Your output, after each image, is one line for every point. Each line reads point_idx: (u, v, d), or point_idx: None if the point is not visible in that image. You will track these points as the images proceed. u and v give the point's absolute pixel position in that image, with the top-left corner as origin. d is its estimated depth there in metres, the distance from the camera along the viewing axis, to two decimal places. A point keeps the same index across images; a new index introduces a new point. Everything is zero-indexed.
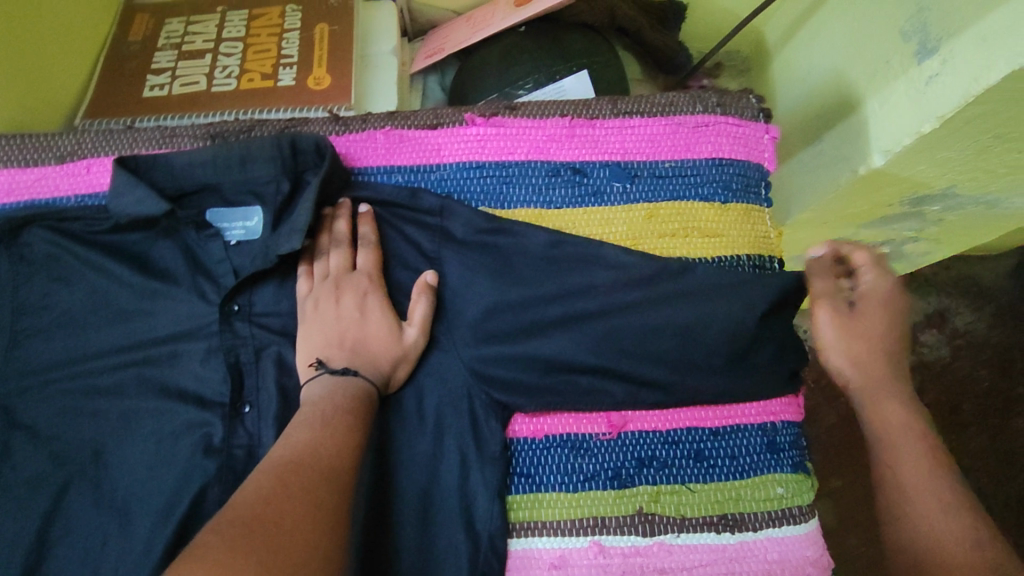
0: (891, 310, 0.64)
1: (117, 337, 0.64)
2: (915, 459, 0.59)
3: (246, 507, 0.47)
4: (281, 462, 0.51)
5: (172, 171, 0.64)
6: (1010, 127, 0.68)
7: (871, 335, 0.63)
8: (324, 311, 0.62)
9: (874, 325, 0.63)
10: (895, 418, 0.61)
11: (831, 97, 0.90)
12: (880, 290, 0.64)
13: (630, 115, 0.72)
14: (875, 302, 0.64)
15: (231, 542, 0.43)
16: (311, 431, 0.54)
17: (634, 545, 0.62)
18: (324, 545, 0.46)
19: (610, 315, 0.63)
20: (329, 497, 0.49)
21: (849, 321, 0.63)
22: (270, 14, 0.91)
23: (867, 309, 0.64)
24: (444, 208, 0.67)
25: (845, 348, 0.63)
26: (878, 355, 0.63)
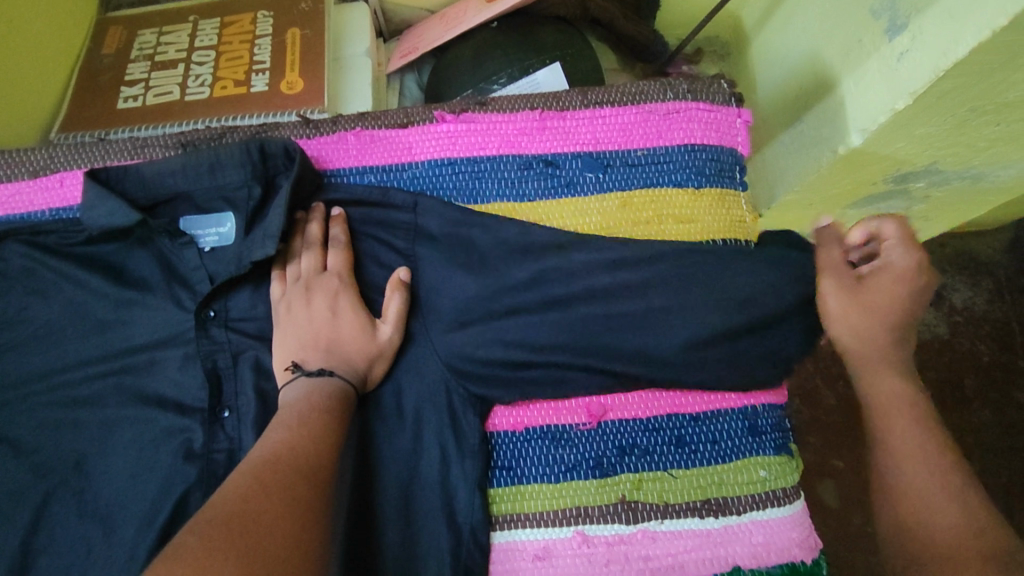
0: (905, 286, 0.59)
1: (96, 347, 0.65)
2: (915, 441, 0.54)
3: (224, 505, 0.46)
4: (259, 460, 0.51)
5: (144, 181, 0.65)
6: (985, 100, 0.68)
7: (876, 309, 0.59)
8: (298, 313, 0.62)
9: (883, 301, 0.58)
10: (890, 391, 0.57)
11: (808, 78, 0.89)
12: (900, 264, 0.59)
13: (601, 105, 0.71)
14: (891, 279, 0.59)
15: (210, 541, 0.43)
16: (288, 431, 0.54)
17: (618, 534, 0.62)
18: (304, 545, 0.46)
19: (583, 303, 0.63)
20: (307, 497, 0.49)
21: (859, 296, 0.59)
22: (241, 21, 0.90)
23: (878, 284, 0.59)
24: (417, 205, 0.68)
25: (846, 322, 0.59)
26: (883, 334, 0.58)
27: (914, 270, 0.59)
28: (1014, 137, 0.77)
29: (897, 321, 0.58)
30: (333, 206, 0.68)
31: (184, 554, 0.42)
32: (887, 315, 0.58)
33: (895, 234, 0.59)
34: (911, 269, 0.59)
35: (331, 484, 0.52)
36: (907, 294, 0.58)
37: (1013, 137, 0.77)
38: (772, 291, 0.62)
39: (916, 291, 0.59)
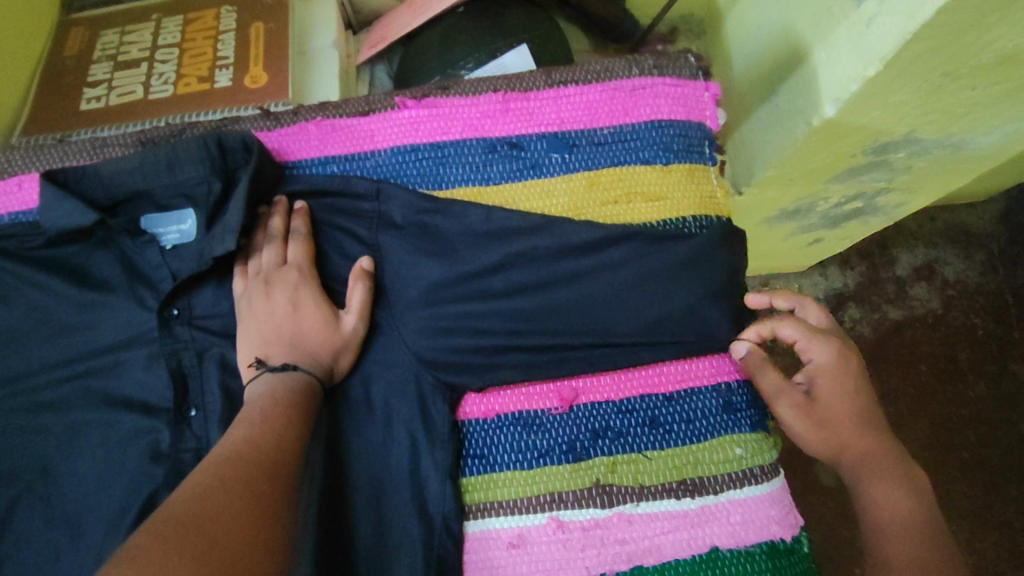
0: (846, 375, 0.61)
1: (61, 350, 0.64)
2: (892, 503, 0.57)
3: (181, 504, 0.44)
4: (219, 457, 0.49)
5: (101, 180, 0.64)
6: (957, 64, 0.66)
7: (838, 415, 0.60)
8: (260, 307, 0.61)
9: (837, 406, 0.60)
10: (883, 490, 0.57)
11: (781, 51, 0.87)
12: (826, 358, 0.61)
13: (565, 84, 0.70)
14: (830, 377, 0.61)
15: (164, 542, 0.41)
16: (249, 427, 0.53)
17: (594, 518, 0.61)
18: (265, 540, 0.44)
19: (548, 287, 0.63)
20: (267, 491, 0.48)
21: (816, 412, 0.60)
22: (205, 17, 0.89)
23: (824, 389, 0.61)
24: (380, 192, 0.66)
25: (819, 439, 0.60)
26: (856, 429, 0.59)
27: (841, 357, 0.61)
28: (992, 102, 0.76)
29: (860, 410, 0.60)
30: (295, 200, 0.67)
31: (138, 553, 0.40)
32: (848, 411, 0.60)
33: (801, 332, 0.62)
34: (839, 357, 0.61)
35: (293, 481, 0.51)
36: (850, 381, 0.61)
37: (991, 101, 0.76)
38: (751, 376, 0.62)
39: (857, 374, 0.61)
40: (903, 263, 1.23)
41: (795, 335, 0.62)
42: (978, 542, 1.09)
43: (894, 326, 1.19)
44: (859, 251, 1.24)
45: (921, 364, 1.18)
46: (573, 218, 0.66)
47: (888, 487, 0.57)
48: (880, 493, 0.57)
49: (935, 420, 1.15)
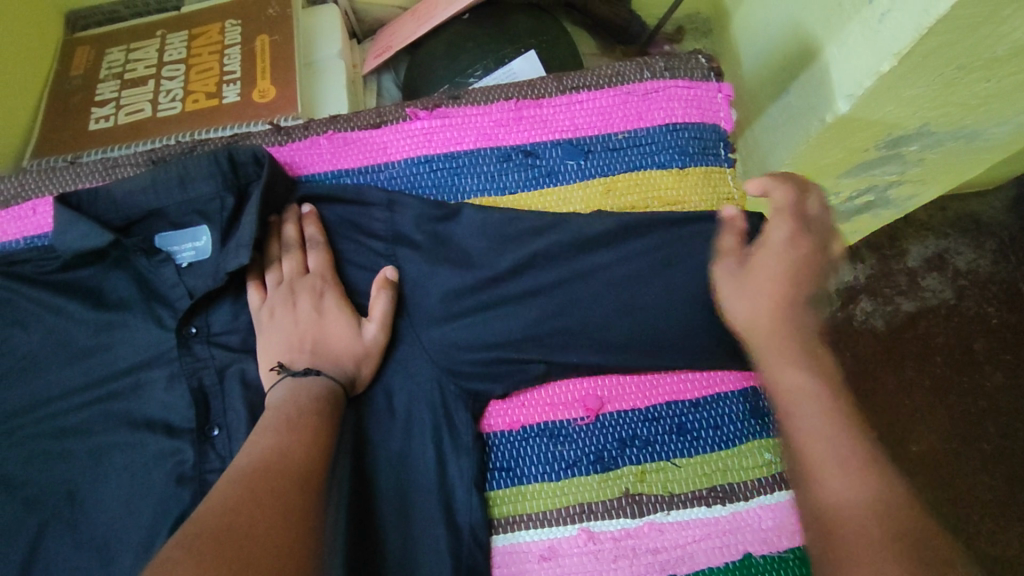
0: (796, 260, 0.55)
1: (81, 374, 0.64)
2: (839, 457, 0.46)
3: (212, 517, 0.44)
4: (249, 467, 0.49)
5: (115, 201, 0.63)
6: (973, 57, 0.65)
7: (769, 286, 0.54)
8: (280, 318, 0.61)
9: (770, 277, 0.55)
10: (798, 389, 0.51)
11: (791, 47, 0.87)
12: (780, 237, 0.56)
13: (577, 90, 0.70)
14: (772, 253, 0.55)
15: (201, 557, 0.40)
16: (277, 435, 0.52)
17: (625, 528, 0.60)
18: (300, 549, 0.44)
19: (567, 286, 0.63)
20: (298, 500, 0.47)
21: (745, 278, 0.56)
22: (210, 31, 0.88)
23: (764, 263, 0.56)
24: (393, 201, 0.66)
25: (746, 308, 0.55)
26: (777, 310, 0.54)
27: (793, 240, 0.55)
28: (1007, 92, 0.75)
29: (796, 293, 0.54)
30: (303, 205, 0.66)
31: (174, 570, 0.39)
32: (779, 289, 0.54)
33: (784, 200, 0.57)
34: (797, 237, 0.56)
35: (323, 491, 0.50)
36: (790, 271, 0.54)
37: (1006, 91, 0.75)
38: None
39: (808, 258, 0.55)
40: (913, 254, 1.22)
41: (781, 203, 0.57)
42: (1003, 534, 1.08)
43: (908, 318, 1.19)
44: (869, 244, 1.23)
45: (937, 354, 1.17)
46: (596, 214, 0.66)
47: (814, 421, 0.49)
48: (802, 418, 0.49)
49: (954, 411, 1.14)
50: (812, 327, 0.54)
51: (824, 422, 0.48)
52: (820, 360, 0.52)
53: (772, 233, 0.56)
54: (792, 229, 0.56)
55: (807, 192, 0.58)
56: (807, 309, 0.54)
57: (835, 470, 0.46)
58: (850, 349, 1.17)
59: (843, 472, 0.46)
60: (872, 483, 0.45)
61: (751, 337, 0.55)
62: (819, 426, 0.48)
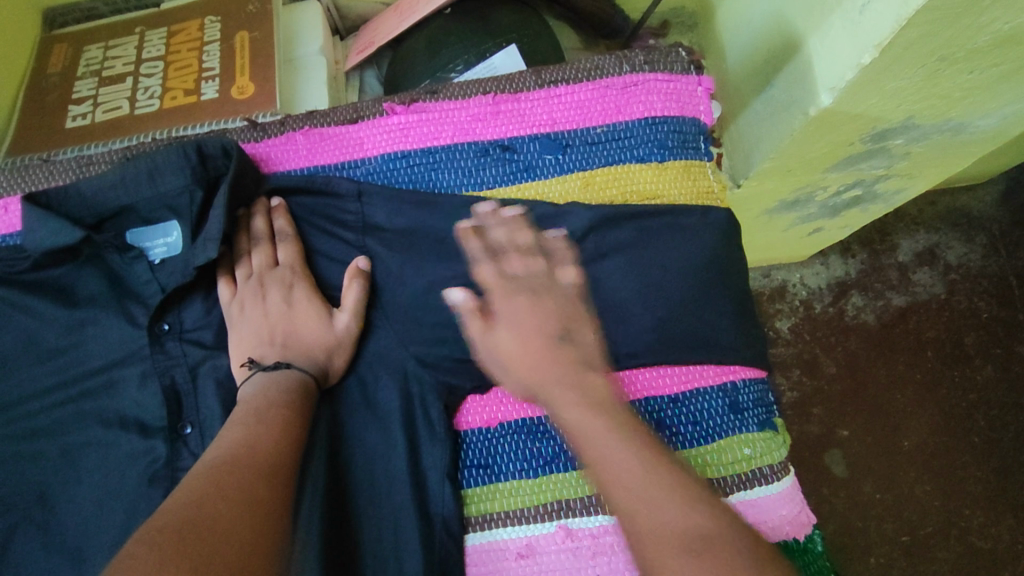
0: (526, 308, 0.56)
1: (53, 374, 0.63)
2: (628, 484, 0.44)
3: (176, 512, 0.43)
4: (215, 462, 0.48)
5: (85, 198, 0.62)
6: (954, 47, 0.65)
7: (510, 347, 0.55)
8: (251, 312, 0.61)
9: (510, 339, 0.55)
10: (579, 423, 0.49)
11: (775, 41, 0.86)
12: (496, 285, 0.58)
13: (556, 84, 0.69)
14: (503, 317, 0.56)
15: (161, 551, 0.40)
16: (245, 429, 0.52)
17: (603, 525, 0.59)
18: (264, 544, 0.43)
19: None
20: (265, 495, 0.46)
21: (489, 339, 0.56)
22: (189, 28, 0.88)
23: (501, 324, 0.56)
24: (363, 192, 0.65)
25: (519, 368, 0.54)
26: (550, 363, 0.53)
27: (505, 291, 0.57)
28: (991, 84, 0.74)
29: (547, 343, 0.54)
30: (274, 198, 0.66)
31: (134, 564, 0.39)
32: (537, 345, 0.54)
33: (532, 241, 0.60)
34: (539, 285, 0.57)
35: (292, 485, 0.50)
36: (546, 316, 0.55)
37: (989, 83, 0.74)
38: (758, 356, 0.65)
39: (545, 305, 0.56)
40: (903, 249, 1.22)
41: (491, 278, 0.58)
42: (992, 528, 1.08)
43: (899, 313, 1.18)
44: (860, 238, 1.22)
45: (927, 349, 1.16)
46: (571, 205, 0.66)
47: (613, 450, 0.46)
48: (595, 452, 0.47)
49: (944, 404, 1.14)
50: (570, 364, 0.53)
51: (614, 448, 0.46)
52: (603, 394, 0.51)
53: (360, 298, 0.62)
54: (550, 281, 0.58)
55: (558, 263, 0.60)
56: (559, 349, 0.54)
57: (637, 491, 0.43)
58: (840, 344, 1.17)
59: (637, 485, 0.44)
60: (664, 493, 0.43)
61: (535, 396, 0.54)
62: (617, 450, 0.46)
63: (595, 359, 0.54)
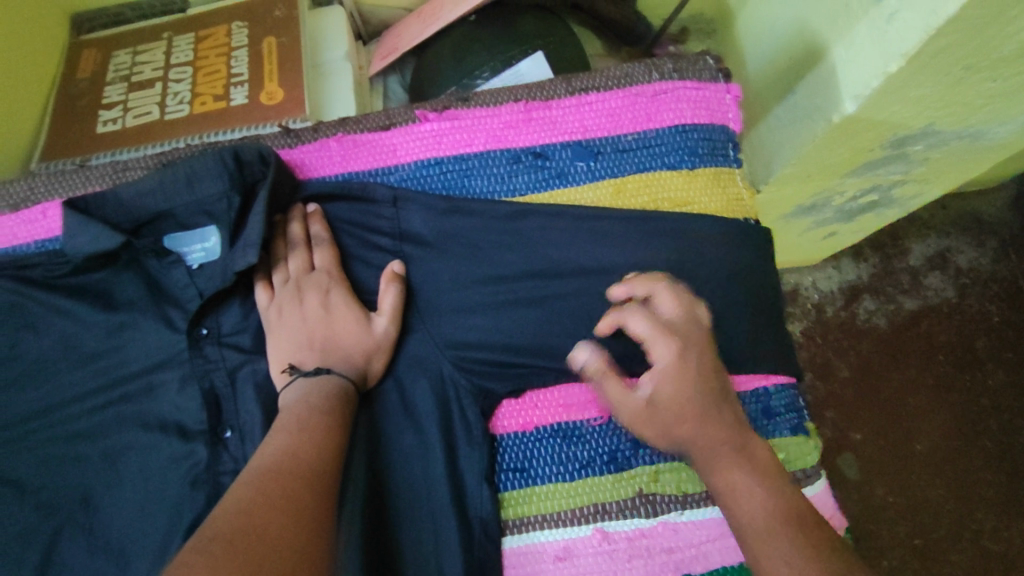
0: (690, 376, 0.53)
1: (92, 377, 0.64)
2: (749, 498, 0.50)
3: (227, 520, 0.44)
4: (261, 470, 0.49)
5: (124, 204, 0.63)
6: (979, 56, 0.65)
7: (677, 408, 0.53)
8: (289, 317, 0.61)
9: (675, 404, 0.53)
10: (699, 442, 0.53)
11: (798, 48, 0.87)
12: (670, 358, 0.53)
13: (587, 91, 0.70)
14: (673, 380, 0.53)
15: (215, 559, 0.40)
16: (288, 436, 0.52)
17: (639, 528, 0.60)
18: (312, 552, 0.44)
19: (572, 285, 0.64)
20: (309, 503, 0.47)
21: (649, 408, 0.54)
22: (216, 33, 0.88)
23: (683, 381, 0.53)
24: (398, 198, 0.66)
25: (668, 429, 0.53)
26: (699, 426, 0.52)
27: (685, 359, 0.53)
28: (1012, 91, 0.75)
29: (717, 403, 0.53)
30: (309, 205, 0.66)
31: (191, 571, 0.39)
32: (701, 402, 0.53)
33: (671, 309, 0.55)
34: (695, 346, 0.54)
35: (334, 490, 0.51)
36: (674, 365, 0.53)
37: (1009, 91, 0.75)
38: (786, 359, 0.66)
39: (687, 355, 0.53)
40: (914, 253, 1.22)
41: (643, 331, 0.54)
42: (1005, 531, 1.08)
43: (911, 317, 1.19)
44: (871, 243, 1.23)
45: (939, 353, 1.17)
46: (603, 210, 0.66)
47: (735, 472, 0.51)
48: (732, 473, 0.51)
49: (956, 408, 1.15)
50: (729, 423, 0.53)
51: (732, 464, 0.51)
52: (750, 451, 0.52)
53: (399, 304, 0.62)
54: (708, 338, 0.55)
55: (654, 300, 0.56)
56: (723, 411, 0.53)
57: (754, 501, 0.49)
58: (853, 347, 1.18)
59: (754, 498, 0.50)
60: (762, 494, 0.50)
61: (678, 448, 0.54)
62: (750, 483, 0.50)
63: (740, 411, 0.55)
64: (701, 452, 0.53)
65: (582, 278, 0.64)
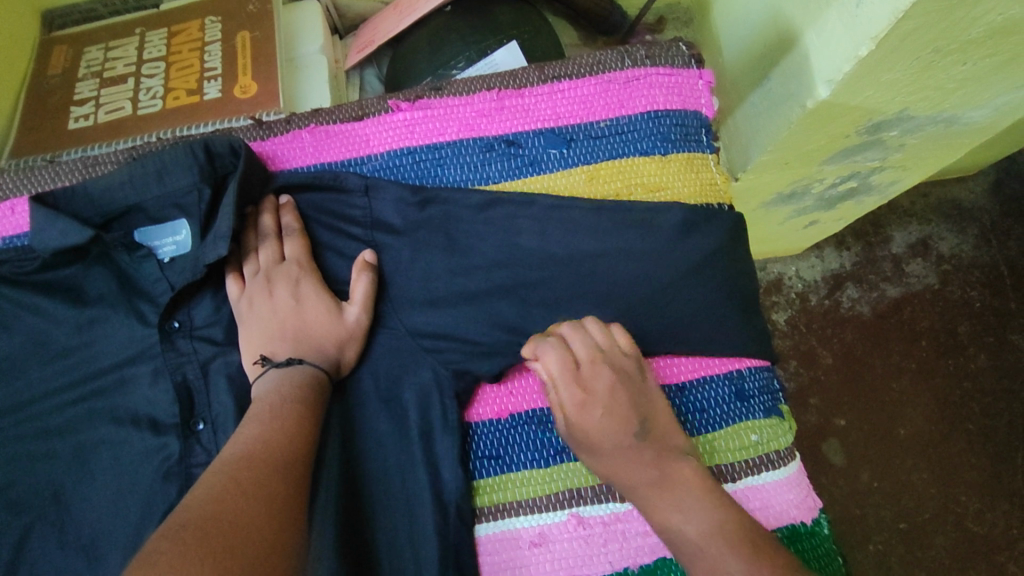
0: (597, 421, 0.56)
1: (63, 373, 0.63)
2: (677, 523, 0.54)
3: (196, 507, 0.43)
4: (232, 458, 0.49)
5: (93, 198, 0.63)
6: (948, 39, 0.66)
7: (594, 450, 0.57)
8: (259, 308, 0.61)
9: (592, 446, 0.57)
10: (629, 473, 0.56)
11: (772, 36, 0.87)
12: (574, 406, 0.57)
13: (559, 79, 0.70)
14: (581, 426, 0.57)
15: (183, 545, 0.40)
16: (260, 425, 0.52)
17: (614, 512, 0.60)
18: (282, 538, 0.44)
19: (546, 272, 0.64)
20: (280, 490, 0.47)
21: (575, 443, 0.58)
22: (190, 28, 0.88)
23: (590, 423, 0.57)
24: (370, 186, 0.66)
25: (597, 464, 0.58)
26: (617, 466, 0.57)
27: (587, 408, 0.56)
28: (983, 75, 0.75)
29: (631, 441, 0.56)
30: (281, 197, 0.66)
31: (158, 558, 0.39)
32: (616, 438, 0.56)
33: (590, 350, 0.57)
34: (605, 387, 0.57)
35: (307, 478, 0.50)
36: (605, 403, 0.56)
37: (983, 74, 0.75)
38: (761, 342, 0.66)
39: (602, 393, 0.56)
40: (897, 241, 1.23)
41: (552, 376, 0.57)
42: (988, 513, 1.09)
43: (894, 304, 1.20)
44: (854, 231, 1.24)
45: (921, 340, 1.18)
46: (576, 197, 0.66)
47: (663, 504, 0.54)
48: (654, 503, 0.55)
49: (938, 393, 1.16)
50: (648, 454, 0.56)
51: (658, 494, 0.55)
52: (674, 485, 0.55)
53: (369, 293, 0.62)
54: (617, 376, 0.57)
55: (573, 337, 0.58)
56: (639, 448, 0.56)
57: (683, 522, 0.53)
58: (837, 335, 1.19)
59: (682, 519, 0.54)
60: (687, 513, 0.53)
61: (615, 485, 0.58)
62: (674, 517, 0.54)
63: (667, 436, 0.57)
64: (634, 490, 0.56)
65: (555, 263, 0.64)
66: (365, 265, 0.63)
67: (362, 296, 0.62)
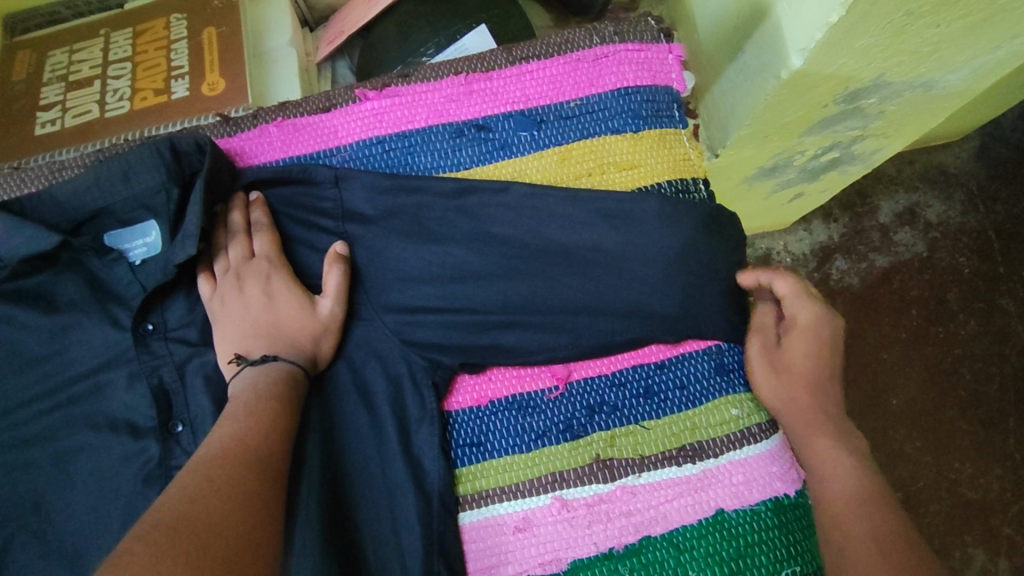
0: (819, 341, 0.62)
1: (38, 382, 0.62)
2: (839, 478, 0.57)
3: (169, 508, 0.43)
4: (207, 457, 0.48)
5: (59, 203, 0.62)
6: (919, 1, 0.64)
7: (798, 366, 0.61)
8: (231, 306, 0.61)
9: (803, 359, 0.61)
10: (807, 409, 0.60)
11: (744, 6, 0.83)
12: (808, 320, 0.62)
13: (527, 60, 0.69)
14: (800, 344, 0.62)
15: (155, 546, 0.40)
16: (235, 423, 0.52)
17: (598, 493, 0.61)
18: (256, 536, 0.44)
19: (522, 258, 0.63)
20: (255, 488, 0.47)
21: (780, 358, 0.62)
22: (154, 27, 0.86)
23: (806, 345, 0.62)
24: (340, 177, 0.65)
25: (778, 394, 0.61)
26: (810, 394, 0.61)
27: (822, 323, 0.62)
28: (958, 37, 0.74)
29: (828, 376, 0.62)
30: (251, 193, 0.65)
31: (130, 559, 0.39)
32: (815, 371, 0.61)
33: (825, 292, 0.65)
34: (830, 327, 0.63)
35: (282, 475, 0.50)
36: (823, 341, 0.62)
37: (958, 36, 0.73)
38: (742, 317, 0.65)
39: (825, 331, 0.62)
40: (884, 210, 1.23)
41: (786, 293, 0.63)
42: (982, 477, 1.10)
43: (883, 274, 1.19)
44: (841, 202, 1.23)
45: (912, 308, 1.18)
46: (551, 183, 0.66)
47: (828, 445, 0.59)
48: (819, 442, 0.59)
49: (930, 360, 1.15)
50: (832, 401, 0.61)
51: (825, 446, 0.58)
52: (849, 431, 0.60)
53: (339, 285, 0.62)
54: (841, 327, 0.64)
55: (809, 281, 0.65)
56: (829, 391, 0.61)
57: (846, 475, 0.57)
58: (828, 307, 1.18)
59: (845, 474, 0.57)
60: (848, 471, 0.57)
61: (784, 419, 0.61)
62: (844, 471, 0.57)
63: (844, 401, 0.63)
64: (800, 426, 0.60)
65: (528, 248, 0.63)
66: (334, 258, 0.63)
67: (332, 289, 0.62)
